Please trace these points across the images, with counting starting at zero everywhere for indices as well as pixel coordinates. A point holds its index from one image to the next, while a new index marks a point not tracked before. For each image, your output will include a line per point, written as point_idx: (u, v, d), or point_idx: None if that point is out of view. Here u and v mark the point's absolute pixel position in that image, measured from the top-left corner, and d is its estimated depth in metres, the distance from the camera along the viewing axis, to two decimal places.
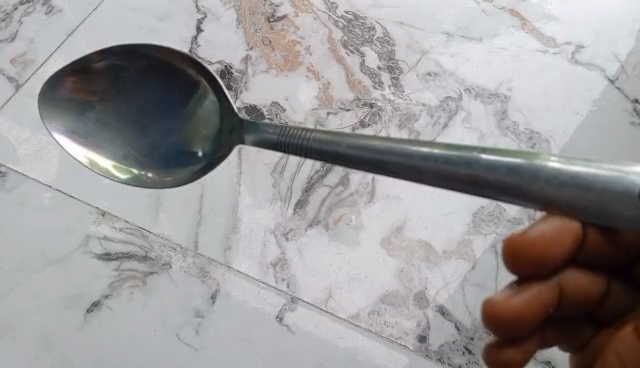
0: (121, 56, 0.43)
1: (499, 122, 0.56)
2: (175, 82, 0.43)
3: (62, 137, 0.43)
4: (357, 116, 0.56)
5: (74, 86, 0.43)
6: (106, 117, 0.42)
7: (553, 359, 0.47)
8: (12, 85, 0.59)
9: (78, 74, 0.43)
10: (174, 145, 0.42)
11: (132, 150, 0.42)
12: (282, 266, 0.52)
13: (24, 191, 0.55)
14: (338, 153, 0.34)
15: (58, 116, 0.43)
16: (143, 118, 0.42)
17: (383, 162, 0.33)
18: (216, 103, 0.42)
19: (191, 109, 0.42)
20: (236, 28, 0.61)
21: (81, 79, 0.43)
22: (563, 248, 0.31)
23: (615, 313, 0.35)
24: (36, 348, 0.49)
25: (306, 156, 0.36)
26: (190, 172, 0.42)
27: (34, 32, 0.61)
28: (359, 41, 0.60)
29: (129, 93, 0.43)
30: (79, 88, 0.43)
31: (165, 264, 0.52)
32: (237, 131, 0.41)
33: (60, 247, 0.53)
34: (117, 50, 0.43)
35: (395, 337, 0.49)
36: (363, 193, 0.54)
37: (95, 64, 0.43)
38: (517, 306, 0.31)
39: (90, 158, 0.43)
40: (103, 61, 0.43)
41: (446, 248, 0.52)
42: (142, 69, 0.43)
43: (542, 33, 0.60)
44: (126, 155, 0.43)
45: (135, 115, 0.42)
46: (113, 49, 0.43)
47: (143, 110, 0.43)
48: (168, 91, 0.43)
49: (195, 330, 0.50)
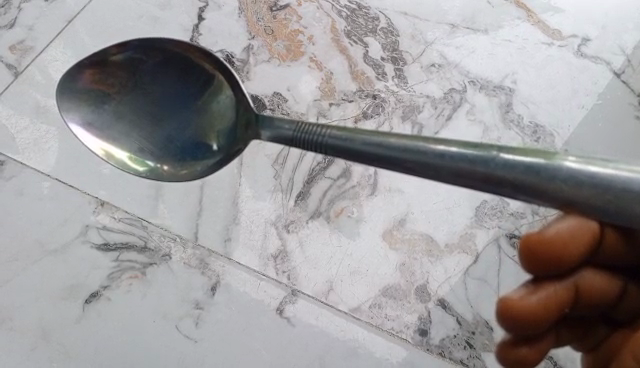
0: (140, 50, 0.42)
1: (503, 115, 0.56)
2: (190, 75, 0.41)
3: (79, 128, 0.42)
4: (360, 107, 0.56)
5: (93, 78, 0.42)
6: (105, 105, 0.42)
7: (555, 355, 0.47)
8: (11, 71, 0.58)
9: (97, 67, 0.42)
10: (189, 139, 0.41)
11: (147, 143, 0.41)
12: (283, 258, 0.51)
13: (22, 180, 0.54)
14: (353, 149, 0.33)
15: (77, 107, 0.42)
16: (155, 112, 0.41)
17: (398, 159, 0.32)
18: (232, 98, 0.41)
19: (205, 103, 0.41)
20: (238, 17, 0.60)
21: (98, 72, 0.42)
22: (582, 248, 0.31)
23: (631, 315, 0.34)
24: (34, 338, 0.49)
25: (320, 152, 0.35)
26: (205, 166, 0.41)
27: (34, 19, 0.61)
28: (363, 31, 0.59)
29: (144, 85, 0.41)
30: (97, 81, 0.42)
31: (165, 255, 0.51)
32: (252, 125, 0.39)
33: (58, 237, 0.52)
34: (137, 44, 0.42)
35: (396, 331, 0.49)
36: (365, 186, 0.54)
37: (113, 57, 0.42)
38: (533, 305, 0.31)
39: (107, 150, 0.42)
40: (122, 54, 0.42)
41: (448, 242, 0.52)
42: (160, 63, 0.42)
43: (547, 26, 0.60)
44: (142, 147, 0.41)
45: (146, 106, 0.41)
46: (133, 43, 0.42)
47: (157, 101, 0.41)
48: (185, 85, 0.41)
49: (195, 322, 0.50)
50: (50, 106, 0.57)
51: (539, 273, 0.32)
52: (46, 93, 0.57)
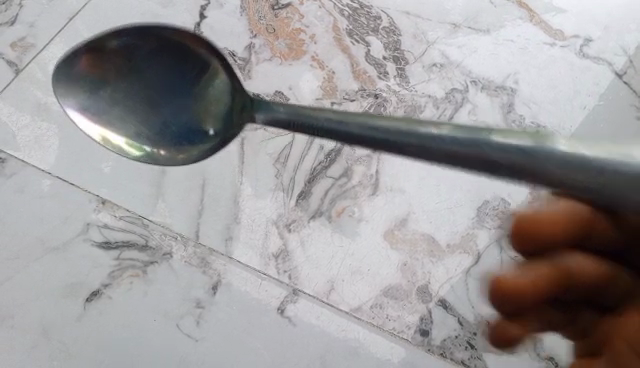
0: (135, 36, 0.40)
1: (505, 115, 0.56)
2: (186, 61, 0.40)
3: (75, 114, 0.40)
4: (362, 106, 0.56)
5: (88, 64, 0.40)
6: (102, 93, 0.40)
7: (556, 355, 0.49)
8: (12, 69, 0.57)
9: (92, 53, 0.40)
10: (185, 125, 0.39)
11: (143, 128, 0.40)
12: (284, 258, 0.51)
13: (24, 178, 0.53)
14: (351, 135, 0.30)
15: (71, 94, 0.40)
16: (151, 99, 0.39)
17: (401, 143, 0.28)
18: (228, 84, 0.39)
19: (201, 90, 0.39)
20: (239, 15, 0.60)
21: (94, 57, 0.40)
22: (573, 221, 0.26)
23: None
24: (35, 337, 0.49)
25: (314, 135, 0.32)
26: (200, 152, 0.40)
27: (35, 16, 0.60)
28: (365, 30, 0.59)
29: (140, 72, 0.39)
30: (92, 66, 0.40)
31: (166, 254, 0.51)
32: (247, 110, 0.37)
33: (59, 235, 0.52)
34: (132, 30, 0.40)
35: (398, 331, 0.49)
36: (366, 186, 0.54)
37: (109, 42, 0.40)
38: (517, 281, 0.28)
39: (104, 136, 0.40)
40: (116, 39, 0.40)
41: (449, 243, 0.52)
42: (155, 49, 0.40)
43: (549, 26, 0.59)
44: (139, 132, 0.40)
45: (141, 93, 0.39)
46: (128, 29, 0.40)
47: (151, 87, 0.39)
48: (180, 72, 0.39)
49: (195, 321, 0.50)
50: (51, 104, 0.56)
51: (531, 248, 0.27)
52: (46, 90, 0.57)
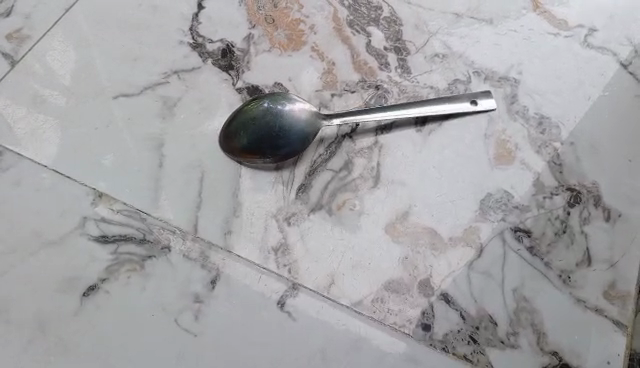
0: (255, 117, 0.53)
1: (508, 106, 0.55)
2: (295, 139, 0.52)
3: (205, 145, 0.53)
4: (363, 98, 0.55)
5: (224, 135, 0.53)
6: (231, 133, 0.53)
7: (561, 350, 0.48)
8: (7, 61, 0.56)
9: (233, 131, 0.53)
10: (290, 133, 0.52)
11: (261, 136, 0.52)
12: (283, 251, 0.50)
13: (19, 170, 0.52)
14: None
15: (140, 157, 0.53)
16: (272, 148, 0.52)
17: None
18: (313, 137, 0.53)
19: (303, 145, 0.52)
20: (238, 5, 0.59)
21: (231, 131, 0.53)
22: None
23: None
24: (31, 331, 0.48)
25: None
26: (294, 135, 0.52)
27: (31, 7, 0.58)
28: (366, 20, 0.58)
29: (260, 141, 0.52)
30: (227, 135, 0.53)
31: (164, 248, 0.51)
32: None
33: (56, 229, 0.51)
34: (253, 119, 0.53)
35: (399, 326, 0.49)
36: (367, 178, 0.53)
37: (238, 129, 0.53)
38: None
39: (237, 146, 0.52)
40: (246, 126, 0.52)
41: (452, 235, 0.51)
42: (270, 129, 0.52)
43: (552, 15, 0.58)
44: (258, 142, 0.52)
45: (261, 142, 0.52)
46: (252, 120, 0.53)
47: (270, 143, 0.52)
48: (286, 131, 0.52)
49: (194, 316, 0.49)
50: (47, 96, 0.55)
51: None
52: (43, 82, 0.55)
